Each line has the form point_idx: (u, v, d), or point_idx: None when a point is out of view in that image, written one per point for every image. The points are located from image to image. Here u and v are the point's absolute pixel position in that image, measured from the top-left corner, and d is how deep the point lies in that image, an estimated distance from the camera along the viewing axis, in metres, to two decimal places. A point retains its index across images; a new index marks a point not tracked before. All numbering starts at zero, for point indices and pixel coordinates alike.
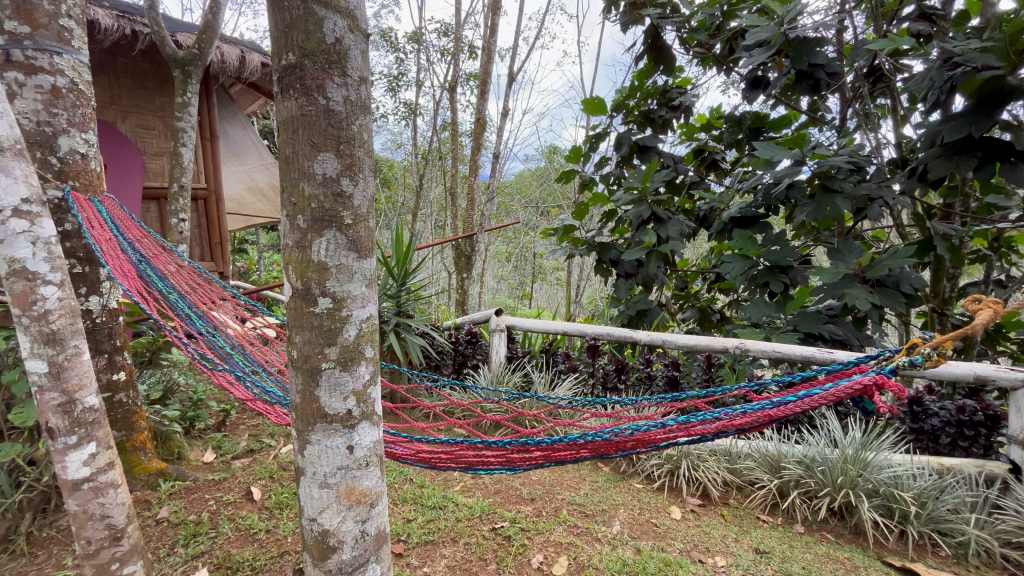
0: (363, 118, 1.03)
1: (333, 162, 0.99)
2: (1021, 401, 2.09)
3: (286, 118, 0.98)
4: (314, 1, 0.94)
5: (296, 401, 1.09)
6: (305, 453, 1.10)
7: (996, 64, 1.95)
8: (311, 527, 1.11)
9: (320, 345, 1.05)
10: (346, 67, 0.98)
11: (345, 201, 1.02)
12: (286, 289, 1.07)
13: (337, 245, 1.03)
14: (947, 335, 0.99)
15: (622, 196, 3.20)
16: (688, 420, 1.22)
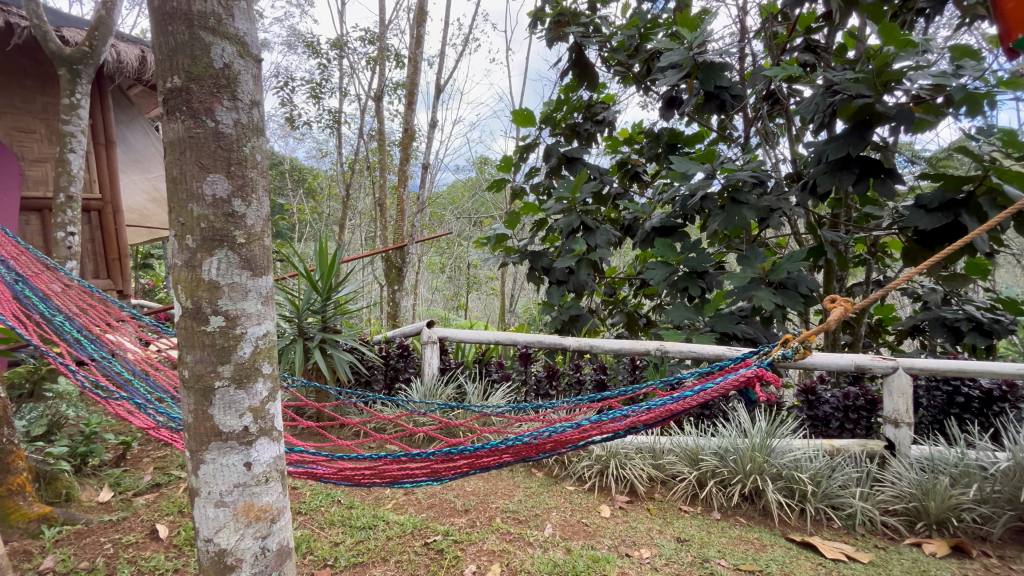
0: (256, 140, 1.05)
1: (223, 183, 0.99)
2: (891, 385, 2.45)
3: (172, 141, 0.98)
4: (201, 27, 0.95)
5: (188, 420, 1.04)
6: (199, 473, 1.04)
7: (867, 94, 2.38)
8: (206, 548, 1.05)
9: (213, 363, 1.02)
10: (236, 91, 1.00)
11: (238, 221, 1.02)
12: (176, 309, 1.04)
13: (229, 264, 1.02)
14: (811, 330, 1.14)
15: (553, 206, 3.33)
16: (602, 419, 1.28)
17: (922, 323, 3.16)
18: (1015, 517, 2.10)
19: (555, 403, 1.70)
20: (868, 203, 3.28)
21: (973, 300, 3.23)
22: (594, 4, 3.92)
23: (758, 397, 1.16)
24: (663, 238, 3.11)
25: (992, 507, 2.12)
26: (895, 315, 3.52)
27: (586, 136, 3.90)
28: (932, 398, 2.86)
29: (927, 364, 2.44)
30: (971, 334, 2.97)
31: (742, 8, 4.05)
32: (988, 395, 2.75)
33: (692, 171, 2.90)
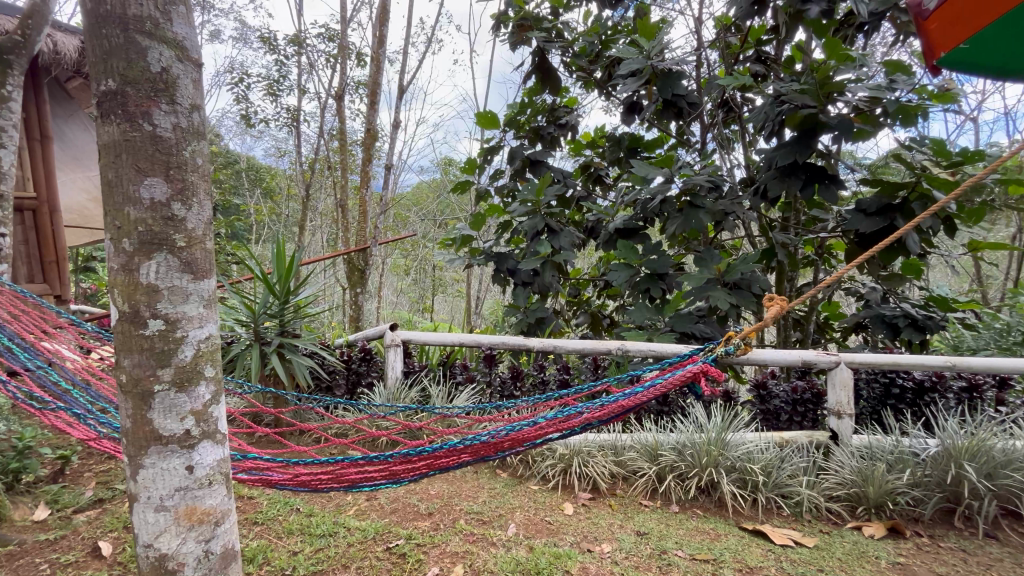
0: (196, 144, 1.02)
1: (162, 187, 0.97)
2: (835, 378, 2.62)
3: (106, 143, 0.94)
4: (136, 30, 0.93)
5: (126, 425, 1.00)
6: (137, 478, 1.01)
7: (811, 104, 2.56)
8: (146, 553, 1.02)
9: (152, 367, 0.99)
10: (175, 95, 0.98)
11: (178, 224, 0.99)
12: (113, 313, 1.00)
13: (169, 267, 0.99)
14: (750, 327, 1.21)
15: (518, 208, 3.36)
16: (558, 417, 1.32)
17: (864, 320, 3.37)
18: (943, 499, 2.27)
19: (514, 402, 1.72)
20: (815, 207, 3.48)
21: (910, 298, 3.47)
22: (556, 10, 3.99)
23: (703, 391, 1.22)
24: (625, 240, 3.20)
25: (923, 490, 2.29)
26: (842, 311, 3.73)
27: (549, 140, 3.95)
28: (871, 390, 3.06)
29: (867, 359, 2.62)
30: (907, 330, 3.19)
31: (699, 19, 4.21)
32: (920, 387, 2.96)
33: (651, 175, 3.00)
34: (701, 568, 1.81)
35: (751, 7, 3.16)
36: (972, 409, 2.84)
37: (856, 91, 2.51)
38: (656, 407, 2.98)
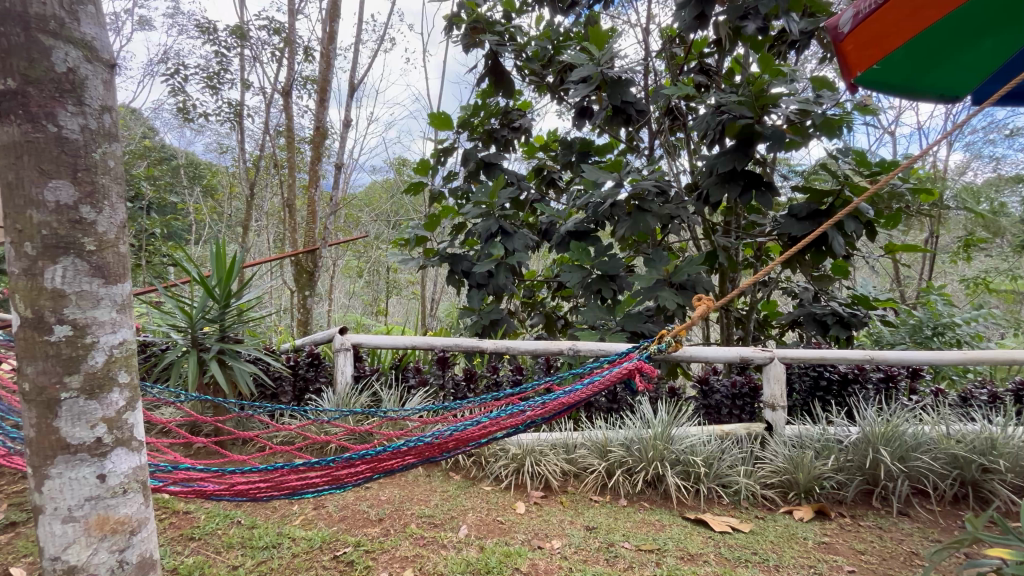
0: (108, 146, 0.97)
1: (68, 190, 0.91)
2: (771, 372, 2.80)
3: (4, 143, 0.88)
4: (39, 29, 0.88)
5: (30, 435, 0.94)
6: (43, 489, 0.95)
7: (747, 115, 2.76)
8: (54, 566, 0.96)
9: (58, 374, 0.93)
10: (83, 96, 0.93)
11: (87, 228, 0.94)
12: (12, 319, 0.93)
13: (77, 271, 0.93)
14: (681, 326, 1.28)
15: (471, 210, 3.37)
16: (501, 416, 1.34)
17: (798, 318, 3.62)
18: (864, 481, 2.47)
19: (461, 403, 1.73)
20: (753, 211, 3.72)
21: (837, 297, 3.74)
22: (508, 14, 4.03)
23: (637, 387, 1.28)
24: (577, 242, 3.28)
25: (846, 474, 2.48)
26: (779, 309, 3.97)
27: (503, 142, 3.97)
28: (802, 383, 3.28)
29: (797, 354, 2.82)
30: (835, 326, 3.47)
31: (645, 29, 4.38)
32: (844, 379, 3.21)
33: (601, 179, 3.10)
34: (645, 558, 1.88)
35: (694, 22, 3.30)
36: (888, 398, 3.11)
37: (785, 105, 2.71)
38: (606, 404, 3.07)
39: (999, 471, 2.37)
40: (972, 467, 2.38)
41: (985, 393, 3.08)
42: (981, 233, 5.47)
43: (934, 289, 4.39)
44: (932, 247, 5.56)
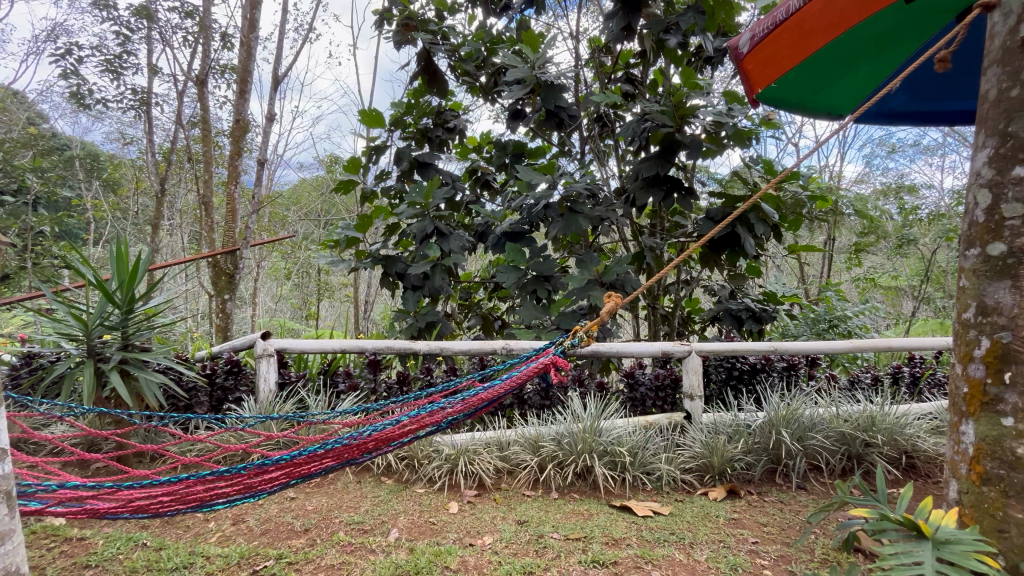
0: None
1: None
2: (690, 365, 3.01)
3: None
4: None
5: None
6: None
7: (668, 124, 2.99)
8: None
9: None
10: None
11: None
12: None
13: None
14: (592, 321, 1.35)
15: (405, 210, 3.32)
16: (421, 414, 1.34)
17: (717, 313, 3.91)
18: (769, 461, 2.72)
19: (384, 403, 1.71)
20: (676, 214, 3.98)
21: (750, 294, 4.08)
22: (441, 13, 4.02)
23: (553, 380, 1.33)
24: (513, 243, 3.35)
25: (754, 456, 2.71)
26: (700, 306, 4.27)
27: (437, 142, 3.95)
28: (718, 373, 3.55)
29: (713, 347, 3.05)
30: (748, 321, 3.80)
31: (575, 37, 4.53)
32: (754, 368, 3.51)
33: (535, 181, 3.19)
34: (573, 546, 1.95)
35: (622, 33, 3.46)
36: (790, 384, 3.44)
37: (704, 116, 2.95)
38: (539, 401, 3.15)
39: (878, 445, 2.70)
40: (857, 442, 2.69)
41: (868, 377, 3.49)
42: (868, 236, 6.17)
43: (830, 285, 4.89)
44: (830, 249, 6.19)
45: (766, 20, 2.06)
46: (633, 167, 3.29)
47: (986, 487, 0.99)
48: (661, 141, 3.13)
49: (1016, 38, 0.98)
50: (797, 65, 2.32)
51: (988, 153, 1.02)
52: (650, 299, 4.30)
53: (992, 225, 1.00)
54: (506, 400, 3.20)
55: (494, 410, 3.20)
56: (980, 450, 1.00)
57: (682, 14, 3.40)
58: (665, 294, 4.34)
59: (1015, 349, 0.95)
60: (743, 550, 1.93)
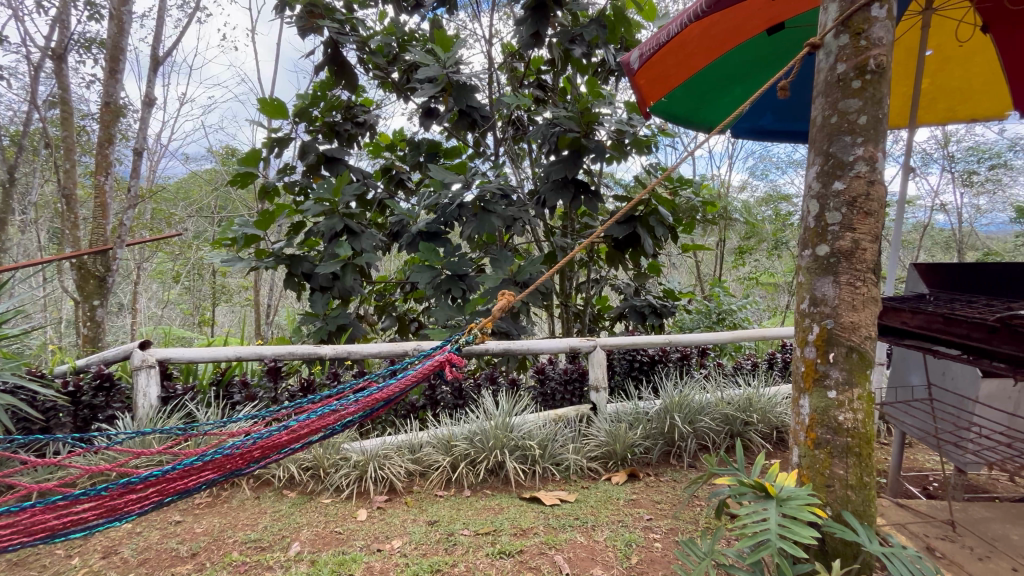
0: None
1: None
2: (595, 358, 3.17)
3: None
4: None
5: None
6: None
7: (575, 130, 3.17)
8: None
9: None
10: None
11: None
12: None
13: None
14: (486, 319, 1.40)
15: (312, 207, 3.16)
16: (312, 418, 1.30)
17: (622, 310, 4.17)
18: (665, 444, 2.96)
19: (274, 410, 1.62)
20: (585, 216, 4.19)
21: (651, 292, 4.40)
22: (349, 5, 3.87)
23: (448, 378, 1.35)
24: (427, 242, 3.34)
25: (651, 440, 2.94)
26: (609, 304, 4.52)
27: (346, 137, 3.80)
28: (621, 365, 3.80)
29: (616, 341, 3.25)
30: (650, 316, 4.09)
31: (488, 41, 4.59)
32: (653, 360, 3.81)
33: (449, 180, 3.22)
34: (482, 540, 1.99)
35: (531, 40, 3.56)
36: (684, 373, 3.78)
37: (606, 123, 3.16)
38: (452, 400, 3.16)
39: (754, 423, 3.05)
40: (737, 421, 3.02)
41: (748, 363, 3.92)
42: (750, 239, 6.94)
43: (719, 282, 5.42)
44: (720, 250, 6.87)
45: (651, 42, 2.15)
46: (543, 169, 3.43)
47: (817, 451, 1.17)
48: (569, 145, 3.32)
49: (835, 74, 1.18)
50: (679, 81, 2.53)
51: (817, 169, 1.21)
52: (563, 298, 4.49)
53: (820, 230, 1.18)
54: (419, 402, 3.17)
55: (406, 413, 3.15)
56: (813, 420, 1.18)
57: (586, 26, 3.59)
58: (576, 293, 4.55)
59: (836, 333, 1.15)
60: (638, 527, 2.09)
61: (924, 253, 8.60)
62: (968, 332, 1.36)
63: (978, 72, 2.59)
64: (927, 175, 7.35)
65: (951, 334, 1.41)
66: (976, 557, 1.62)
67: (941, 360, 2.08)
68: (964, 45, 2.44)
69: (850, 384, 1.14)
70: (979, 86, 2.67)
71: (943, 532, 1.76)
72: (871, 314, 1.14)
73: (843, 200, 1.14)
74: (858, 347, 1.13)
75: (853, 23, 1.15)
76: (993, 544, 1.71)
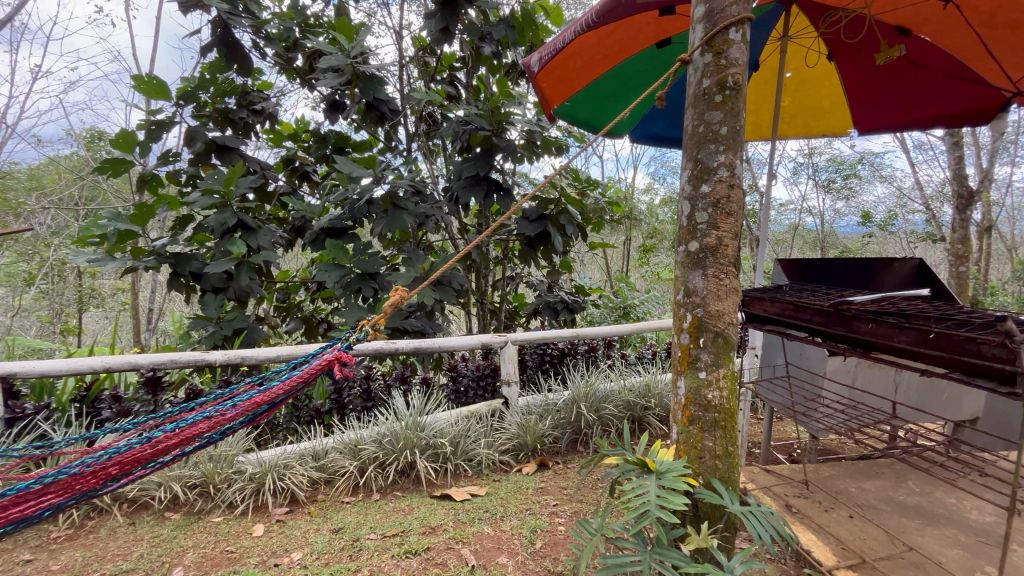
0: None
1: None
2: (506, 353, 3.19)
3: None
4: None
5: None
6: None
7: (485, 128, 3.21)
8: None
9: None
10: None
11: None
12: None
13: None
14: (378, 315, 1.37)
15: (199, 200, 2.87)
16: (181, 427, 1.20)
17: (537, 306, 4.28)
18: (572, 433, 3.10)
19: (139, 421, 1.46)
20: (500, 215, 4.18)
21: (563, 288, 4.57)
22: None
23: (338, 377, 1.30)
24: (334, 239, 3.19)
25: (560, 429, 3.07)
26: (525, 301, 4.62)
27: (241, 125, 3.49)
28: (533, 359, 3.91)
29: (526, 336, 3.31)
30: (563, 312, 4.24)
31: (398, 33, 4.47)
32: (562, 353, 3.96)
33: (356, 175, 3.09)
34: (389, 542, 1.95)
35: (441, 35, 3.53)
36: (591, 364, 3.98)
37: (516, 123, 3.23)
38: (361, 403, 3.05)
39: (652, 407, 3.29)
40: (637, 407, 3.24)
41: (649, 352, 4.22)
42: (654, 238, 7.46)
43: (625, 278, 5.76)
44: (627, 248, 7.29)
45: (549, 47, 2.23)
46: (455, 166, 3.42)
47: (691, 426, 1.30)
48: (480, 144, 3.35)
49: (701, 88, 1.31)
50: (575, 86, 2.67)
51: (689, 173, 1.34)
52: (478, 296, 4.52)
53: (691, 228, 1.31)
54: (325, 407, 3.02)
55: (310, 419, 2.98)
56: (688, 399, 1.31)
57: (495, 26, 3.63)
58: (492, 290, 4.59)
59: (705, 320, 1.28)
60: (544, 513, 2.17)
61: (797, 251, 9.79)
62: (810, 317, 1.59)
63: (826, 94, 3.01)
64: (798, 183, 8.39)
65: (799, 319, 1.64)
66: (822, 509, 1.89)
67: (798, 343, 2.41)
68: (814, 70, 2.82)
69: (716, 365, 1.28)
70: (827, 106, 3.10)
71: (799, 490, 2.04)
72: (733, 303, 1.29)
73: (709, 202, 1.28)
74: (722, 332, 1.28)
75: (715, 43, 1.29)
76: (836, 496, 2.01)
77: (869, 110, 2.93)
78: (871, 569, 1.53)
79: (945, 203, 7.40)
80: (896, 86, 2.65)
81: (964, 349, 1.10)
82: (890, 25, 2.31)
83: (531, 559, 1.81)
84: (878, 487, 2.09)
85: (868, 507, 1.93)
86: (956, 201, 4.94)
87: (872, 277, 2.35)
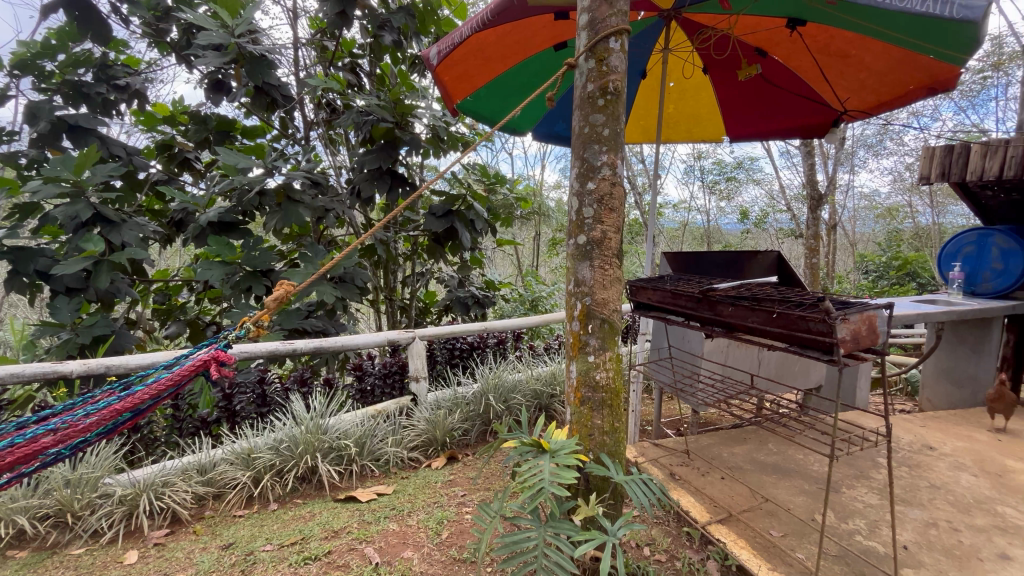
0: None
1: None
2: (414, 350, 3.14)
3: None
4: None
5: None
6: None
7: (386, 119, 3.12)
8: None
9: None
10: None
11: None
12: None
13: None
14: (261, 311, 1.29)
15: (42, 189, 2.44)
16: (17, 445, 1.04)
17: (447, 302, 4.26)
18: (482, 424, 3.15)
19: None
20: (406, 210, 4.07)
21: (474, 283, 4.58)
22: None
23: (215, 378, 1.21)
24: (218, 235, 2.92)
25: (469, 422, 3.10)
26: (436, 297, 4.56)
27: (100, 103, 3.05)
28: (442, 354, 3.90)
29: (434, 331, 3.28)
30: (473, 307, 4.26)
31: (290, 12, 4.17)
32: (471, 347, 4.00)
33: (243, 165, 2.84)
34: (287, 552, 1.86)
35: (338, 18, 3.36)
36: (500, 356, 4.06)
37: (420, 116, 3.18)
38: (255, 409, 2.83)
39: (557, 395, 3.44)
40: (544, 396, 3.38)
41: (555, 342, 4.39)
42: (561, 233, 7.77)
43: (534, 272, 5.94)
44: (537, 243, 7.52)
45: (447, 40, 2.23)
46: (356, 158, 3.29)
47: (582, 406, 1.40)
48: (382, 135, 3.26)
49: (586, 91, 1.41)
50: (476, 80, 2.69)
51: (576, 171, 1.43)
52: (386, 292, 4.39)
53: (579, 223, 1.41)
54: (212, 415, 2.76)
55: (194, 430, 2.72)
56: (579, 381, 1.41)
57: (394, 13, 3.53)
58: (402, 286, 4.48)
59: (593, 308, 1.38)
60: (452, 504, 2.20)
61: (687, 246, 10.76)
62: (686, 303, 1.78)
63: (702, 103, 3.35)
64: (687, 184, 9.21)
65: (677, 305, 1.83)
66: (700, 474, 2.13)
67: (680, 328, 2.68)
68: (691, 82, 3.12)
69: (603, 348, 1.39)
70: (704, 115, 3.45)
71: (681, 459, 2.28)
72: (617, 291, 1.41)
73: (594, 198, 1.38)
74: (608, 319, 1.38)
75: (597, 51, 1.38)
76: (711, 461, 2.27)
77: (737, 119, 3.31)
78: (736, 520, 1.77)
79: (802, 204, 8.58)
80: (757, 99, 3.02)
81: (799, 326, 1.31)
82: (750, 46, 2.63)
83: (437, 550, 1.82)
84: (745, 451, 2.39)
85: (736, 468, 2.21)
86: (810, 202, 5.75)
87: (741, 268, 2.66)
